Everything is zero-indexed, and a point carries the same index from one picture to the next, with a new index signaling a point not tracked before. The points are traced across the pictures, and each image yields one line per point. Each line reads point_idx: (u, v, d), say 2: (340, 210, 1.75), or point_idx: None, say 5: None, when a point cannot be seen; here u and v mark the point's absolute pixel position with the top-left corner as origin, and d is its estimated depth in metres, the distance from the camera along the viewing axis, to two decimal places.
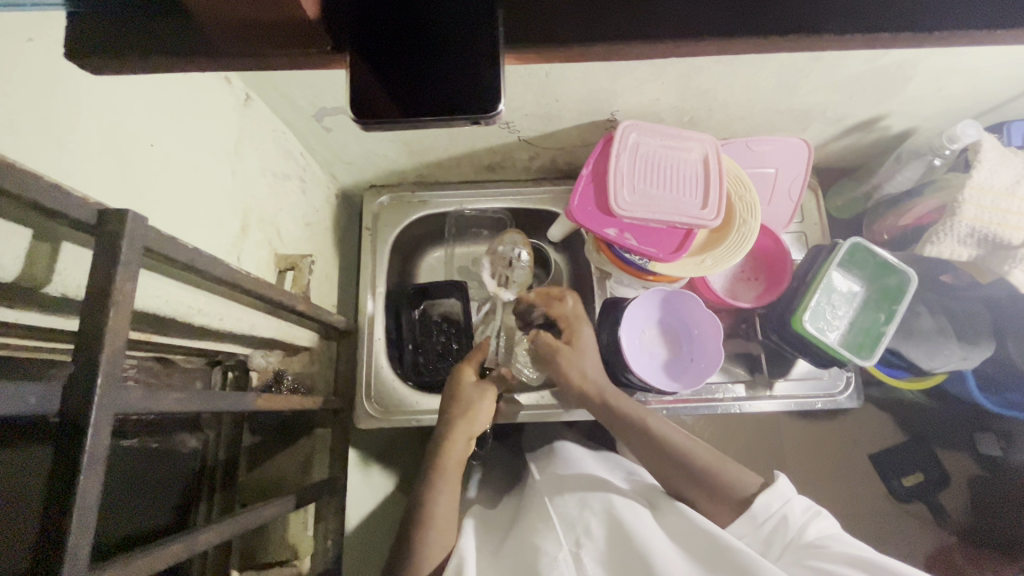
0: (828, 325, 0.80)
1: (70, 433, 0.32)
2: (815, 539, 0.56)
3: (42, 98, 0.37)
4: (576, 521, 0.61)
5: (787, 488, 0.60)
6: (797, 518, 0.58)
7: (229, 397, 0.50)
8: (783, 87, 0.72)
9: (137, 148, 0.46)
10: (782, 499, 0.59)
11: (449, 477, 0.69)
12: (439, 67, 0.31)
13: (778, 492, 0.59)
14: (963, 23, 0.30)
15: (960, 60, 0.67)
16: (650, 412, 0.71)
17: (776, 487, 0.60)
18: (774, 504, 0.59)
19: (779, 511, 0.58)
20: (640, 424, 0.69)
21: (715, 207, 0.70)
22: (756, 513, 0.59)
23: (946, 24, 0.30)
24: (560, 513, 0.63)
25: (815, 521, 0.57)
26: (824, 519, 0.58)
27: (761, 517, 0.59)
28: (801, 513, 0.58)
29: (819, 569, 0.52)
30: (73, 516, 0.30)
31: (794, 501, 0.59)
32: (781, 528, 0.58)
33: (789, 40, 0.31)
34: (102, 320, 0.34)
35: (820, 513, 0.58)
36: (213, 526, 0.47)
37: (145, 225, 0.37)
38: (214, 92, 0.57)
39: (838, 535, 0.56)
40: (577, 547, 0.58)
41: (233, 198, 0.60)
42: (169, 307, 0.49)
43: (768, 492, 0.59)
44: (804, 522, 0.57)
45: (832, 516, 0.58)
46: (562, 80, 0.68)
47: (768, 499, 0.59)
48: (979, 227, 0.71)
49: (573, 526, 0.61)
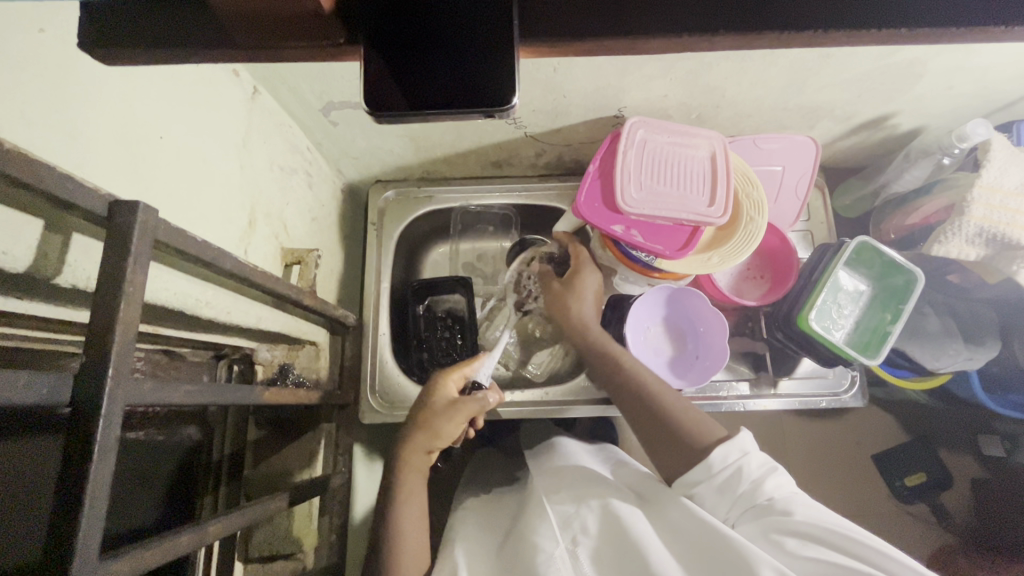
0: (834, 324, 0.80)
1: (81, 423, 0.32)
2: (771, 496, 0.55)
3: (54, 89, 0.37)
4: (573, 518, 0.61)
5: (746, 441, 0.59)
6: (753, 471, 0.57)
7: (236, 390, 0.50)
8: (792, 84, 0.71)
9: (146, 140, 0.46)
10: (741, 452, 0.58)
11: None
12: (454, 60, 0.31)
13: (737, 446, 0.58)
14: (981, 17, 0.30)
15: (971, 58, 0.67)
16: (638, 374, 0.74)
17: (735, 441, 0.59)
18: (732, 457, 0.58)
19: (736, 463, 0.57)
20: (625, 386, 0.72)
21: (722, 204, 0.70)
22: (711, 462, 0.58)
23: (961, 21, 0.30)
24: (557, 511, 0.63)
25: (772, 477, 0.56)
26: (779, 474, 0.57)
27: (717, 467, 0.58)
28: (758, 467, 0.57)
29: (778, 537, 0.51)
30: (85, 507, 0.31)
31: (752, 455, 0.58)
32: (735, 479, 0.57)
33: (804, 36, 0.31)
34: (113, 312, 0.34)
35: (776, 468, 0.57)
36: (220, 518, 0.47)
37: (156, 217, 0.37)
38: (221, 84, 0.57)
39: (792, 492, 0.56)
40: (572, 544, 0.58)
41: (240, 192, 0.60)
42: (177, 300, 0.50)
43: (726, 445, 0.58)
44: (759, 477, 0.57)
45: (786, 473, 0.58)
46: (570, 76, 0.67)
47: (725, 451, 0.58)
48: (987, 226, 0.71)
49: (569, 522, 0.61)
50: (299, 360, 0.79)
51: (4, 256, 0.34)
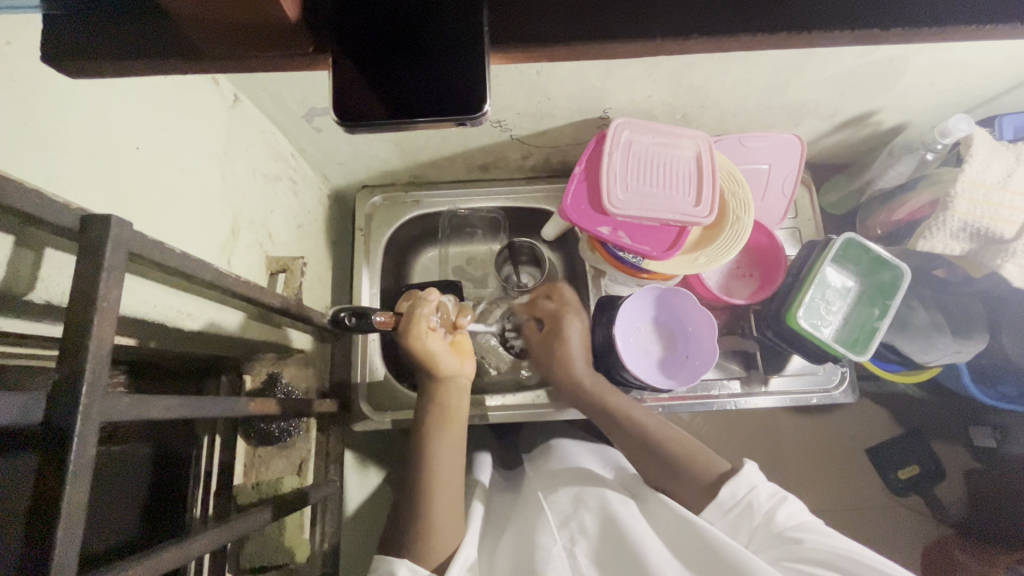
0: (823, 321, 0.81)
1: (53, 444, 0.31)
2: (783, 526, 0.55)
3: (21, 103, 0.37)
4: (571, 517, 0.61)
5: (754, 475, 0.60)
6: (763, 504, 0.58)
7: (220, 402, 0.49)
8: (775, 83, 0.72)
9: (122, 152, 0.45)
10: (748, 486, 0.59)
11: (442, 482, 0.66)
12: (427, 67, 0.30)
13: (744, 480, 0.59)
14: (955, 15, 0.30)
15: (952, 54, 0.67)
16: (634, 403, 0.75)
17: (742, 475, 0.60)
18: (740, 493, 0.59)
19: (745, 498, 0.58)
20: (629, 420, 0.73)
21: (708, 203, 0.70)
22: (722, 500, 0.59)
23: (932, 24, 0.30)
24: (555, 510, 0.63)
25: (782, 506, 0.57)
26: (792, 503, 0.57)
27: (727, 505, 0.59)
28: (767, 498, 0.58)
29: (791, 568, 0.51)
30: (60, 529, 0.30)
31: (760, 487, 0.59)
32: (747, 514, 0.58)
33: (779, 37, 0.31)
34: (86, 327, 0.33)
35: (787, 498, 0.58)
36: (205, 533, 0.47)
37: (131, 231, 0.36)
38: (200, 93, 0.56)
39: (806, 521, 0.56)
40: (571, 543, 0.58)
41: (222, 202, 0.60)
42: (158, 312, 0.49)
43: (734, 481, 0.60)
44: (770, 509, 0.57)
45: (799, 500, 0.58)
46: (553, 78, 0.67)
47: (734, 488, 0.59)
48: (971, 221, 0.71)
49: (568, 522, 0.61)
50: (287, 369, 0.77)
51: None
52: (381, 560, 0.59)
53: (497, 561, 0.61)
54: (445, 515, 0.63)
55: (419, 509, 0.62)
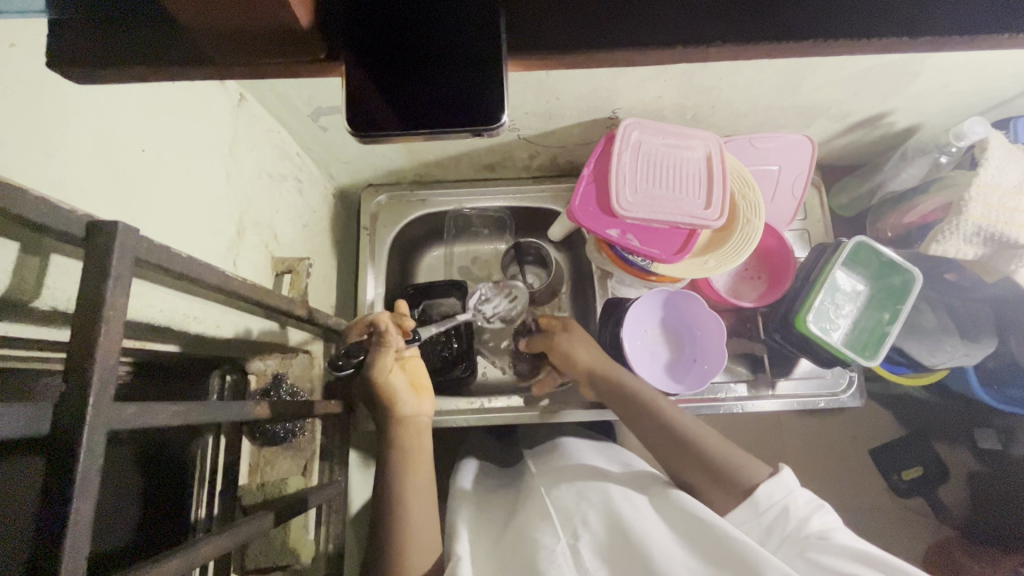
0: (833, 325, 0.80)
1: (58, 456, 0.31)
2: (814, 529, 0.54)
3: (28, 107, 0.36)
4: (574, 512, 0.61)
5: (792, 481, 0.60)
6: (799, 509, 0.57)
7: (226, 406, 0.49)
8: (787, 84, 0.71)
9: (127, 154, 0.44)
10: (786, 489, 0.58)
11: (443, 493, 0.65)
12: (442, 73, 0.30)
13: (782, 484, 0.59)
14: (983, 21, 0.29)
15: (969, 55, 0.66)
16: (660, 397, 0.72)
17: (780, 478, 0.59)
18: (777, 494, 0.58)
19: (782, 501, 0.58)
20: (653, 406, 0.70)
21: (718, 206, 0.69)
22: (758, 500, 0.58)
23: (959, 31, 0.29)
24: (558, 507, 0.62)
25: (818, 513, 0.56)
26: (826, 512, 0.56)
27: (763, 505, 0.58)
28: (804, 504, 0.57)
29: (815, 561, 0.51)
30: (66, 545, 0.30)
31: (797, 493, 0.58)
32: (781, 519, 0.57)
33: (801, 45, 0.30)
34: (93, 337, 0.33)
35: (824, 507, 0.57)
36: (211, 538, 0.47)
37: (137, 236, 0.36)
38: (206, 93, 0.55)
39: (842, 530, 0.55)
40: (575, 539, 0.57)
41: (228, 202, 0.59)
42: (164, 316, 0.48)
43: (772, 482, 0.59)
44: (805, 513, 0.56)
45: (835, 513, 0.57)
46: (562, 78, 0.66)
47: (771, 489, 0.58)
48: (986, 225, 0.70)
49: (570, 517, 0.60)
50: (292, 369, 0.77)
51: None
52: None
53: (501, 561, 0.60)
54: None
55: None
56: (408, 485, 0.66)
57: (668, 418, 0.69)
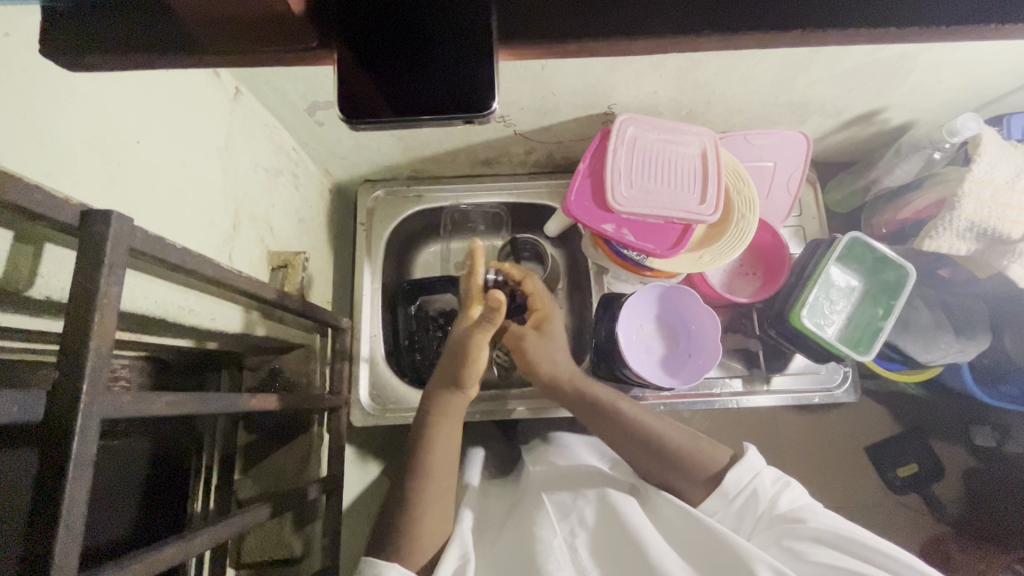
0: (826, 320, 0.80)
1: (52, 444, 0.31)
2: (785, 511, 0.57)
3: (21, 97, 0.36)
4: (570, 508, 0.61)
5: (756, 461, 0.61)
6: (767, 491, 0.59)
7: (221, 399, 0.49)
8: (782, 79, 0.71)
9: (123, 146, 0.45)
10: (752, 473, 0.60)
11: (440, 485, 0.65)
12: (435, 60, 0.30)
13: (748, 467, 0.60)
14: (969, 15, 0.29)
15: (961, 51, 0.66)
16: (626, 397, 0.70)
17: (744, 462, 0.60)
18: (744, 479, 0.60)
19: (750, 485, 0.59)
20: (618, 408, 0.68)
21: (713, 202, 0.70)
22: (728, 489, 0.59)
23: (946, 21, 0.29)
24: (554, 500, 0.63)
25: (786, 492, 0.58)
26: (793, 489, 0.59)
27: (732, 492, 0.59)
28: (771, 484, 0.59)
29: (793, 549, 0.52)
30: (59, 531, 0.30)
31: (763, 474, 0.60)
32: (751, 502, 0.59)
33: (791, 35, 0.30)
34: (86, 326, 0.33)
35: (789, 484, 0.59)
36: (206, 529, 0.47)
37: (131, 226, 0.36)
38: (201, 87, 0.56)
39: (807, 504, 0.57)
40: (572, 536, 0.58)
41: (223, 196, 0.59)
42: (159, 307, 0.48)
43: (738, 469, 0.60)
44: (773, 494, 0.58)
45: (801, 487, 0.59)
46: (558, 73, 0.67)
47: (739, 474, 0.60)
48: (978, 221, 0.70)
49: (568, 513, 0.60)
50: (289, 363, 0.79)
51: None
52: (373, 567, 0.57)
53: (496, 556, 0.60)
54: (437, 507, 0.63)
55: (422, 508, 0.62)
56: (402, 478, 0.66)
57: (630, 417, 0.67)
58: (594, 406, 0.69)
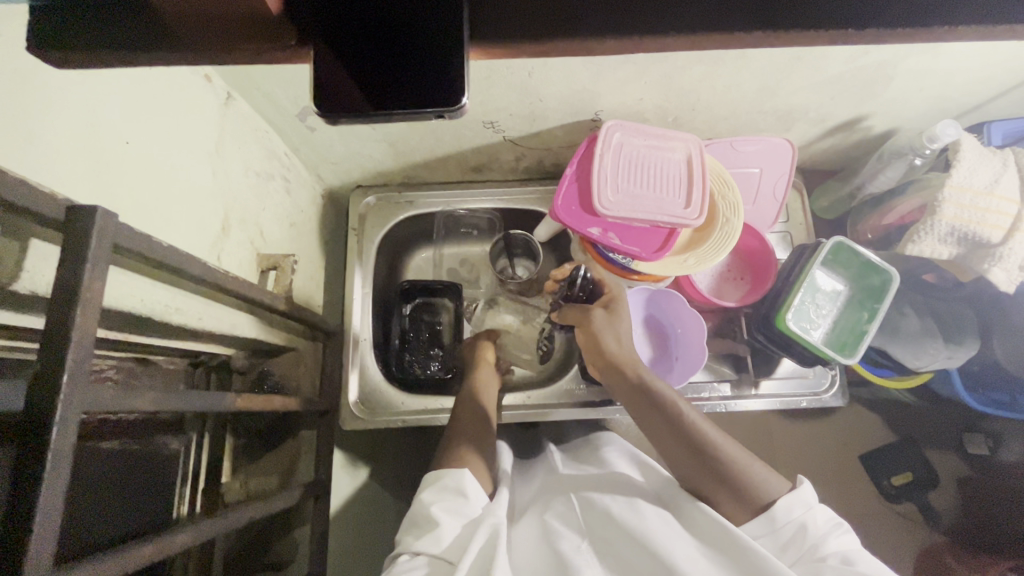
0: (812, 324, 0.81)
1: (30, 435, 0.31)
2: (833, 551, 0.54)
3: (10, 94, 0.37)
4: (598, 506, 0.61)
5: (810, 497, 0.59)
6: (818, 528, 0.57)
7: (206, 397, 0.49)
8: (764, 87, 0.72)
9: (112, 146, 0.45)
10: (805, 507, 0.58)
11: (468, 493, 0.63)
12: (411, 53, 0.31)
13: (801, 500, 0.58)
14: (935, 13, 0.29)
15: (938, 60, 0.68)
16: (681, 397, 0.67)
17: (801, 494, 0.59)
18: (796, 511, 0.57)
19: (801, 518, 0.57)
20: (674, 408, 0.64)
21: (698, 206, 0.71)
22: (777, 516, 0.57)
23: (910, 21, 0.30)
24: (584, 501, 0.62)
25: (836, 535, 0.56)
26: (844, 534, 0.57)
27: (782, 521, 0.57)
28: (823, 524, 0.57)
29: None
30: (34, 520, 0.30)
31: (816, 511, 0.58)
32: (799, 537, 0.56)
33: (758, 35, 0.30)
34: (68, 317, 0.33)
35: (841, 528, 0.57)
36: (188, 528, 0.47)
37: (116, 222, 0.37)
38: (193, 90, 0.57)
39: (857, 552, 0.55)
40: (599, 539, 0.57)
41: (213, 198, 0.60)
42: (144, 306, 0.49)
43: (793, 498, 0.58)
44: (823, 533, 0.56)
45: (851, 534, 0.57)
46: (545, 79, 0.68)
47: (791, 505, 0.57)
48: (958, 225, 0.72)
49: (596, 512, 0.60)
50: (280, 366, 0.79)
51: None
52: (448, 474, 0.63)
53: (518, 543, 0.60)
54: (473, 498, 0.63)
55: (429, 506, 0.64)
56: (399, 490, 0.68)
57: (690, 422, 0.63)
58: (650, 401, 0.65)
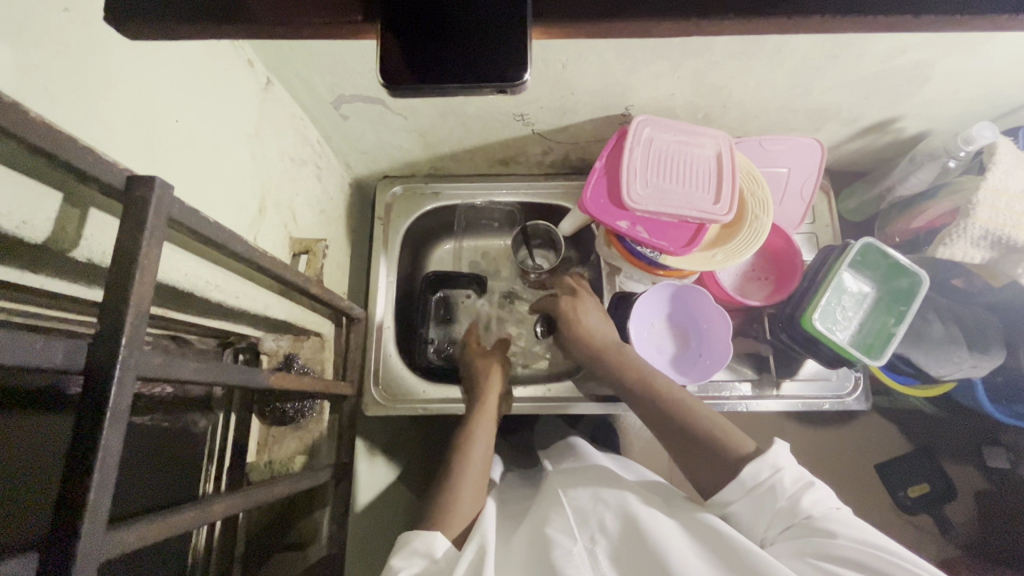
0: (838, 325, 0.80)
1: (91, 393, 0.33)
2: (806, 513, 0.53)
3: (78, 68, 0.38)
4: (590, 514, 0.59)
5: (779, 455, 0.57)
6: (787, 489, 0.55)
7: (242, 373, 0.50)
8: (799, 84, 0.72)
9: (163, 124, 0.47)
10: (772, 469, 0.56)
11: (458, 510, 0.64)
12: (475, 30, 0.31)
13: (768, 462, 0.56)
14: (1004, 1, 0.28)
15: (978, 59, 0.67)
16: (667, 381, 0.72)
17: (766, 457, 0.57)
18: (763, 475, 0.56)
19: (768, 481, 0.56)
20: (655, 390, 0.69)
21: (727, 202, 0.71)
22: (744, 481, 0.57)
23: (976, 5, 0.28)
24: (574, 507, 0.61)
25: (807, 492, 0.54)
26: (816, 489, 0.55)
27: (750, 484, 0.56)
28: (792, 483, 0.55)
29: (807, 557, 0.49)
30: (94, 474, 0.31)
31: (785, 470, 0.56)
32: (770, 500, 0.55)
33: (813, 21, 0.30)
34: (128, 283, 0.34)
35: (812, 484, 0.55)
36: (222, 499, 0.48)
37: (171, 196, 0.38)
38: (236, 73, 0.58)
39: (831, 508, 0.53)
40: (591, 543, 0.56)
41: (251, 179, 0.61)
42: (187, 281, 0.50)
43: (756, 463, 0.57)
44: (793, 493, 0.55)
45: (825, 486, 0.55)
46: (578, 72, 0.68)
47: (757, 469, 0.56)
48: (992, 228, 0.71)
49: (587, 519, 0.59)
50: (303, 350, 0.80)
51: (24, 225, 0.34)
52: (416, 536, 0.59)
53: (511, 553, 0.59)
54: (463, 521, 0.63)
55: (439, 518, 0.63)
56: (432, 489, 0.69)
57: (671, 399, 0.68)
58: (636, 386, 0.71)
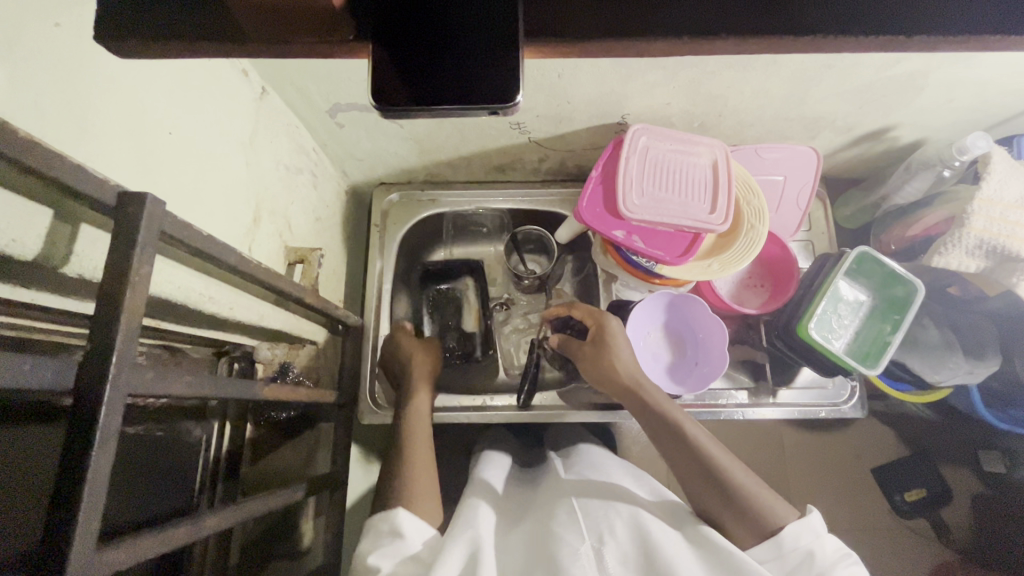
0: (834, 334, 0.81)
1: (80, 418, 0.32)
2: None
3: (69, 83, 0.38)
4: (600, 519, 0.59)
5: (818, 524, 0.57)
6: (826, 556, 0.54)
7: (236, 385, 0.50)
8: (795, 93, 0.72)
9: (156, 136, 0.46)
10: (813, 534, 0.55)
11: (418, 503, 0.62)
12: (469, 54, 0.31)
13: (811, 527, 0.56)
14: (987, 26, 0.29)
15: (973, 70, 0.67)
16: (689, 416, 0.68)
17: (808, 520, 0.56)
18: (803, 538, 0.55)
19: (807, 546, 0.55)
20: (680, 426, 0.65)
21: (723, 211, 0.70)
22: (783, 541, 0.55)
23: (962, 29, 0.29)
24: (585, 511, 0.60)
25: (845, 565, 0.53)
26: (854, 564, 0.54)
27: (788, 546, 0.55)
28: (831, 553, 0.55)
29: None
30: (81, 501, 0.31)
31: (824, 539, 0.55)
32: (805, 565, 0.54)
33: (803, 42, 0.30)
34: (120, 299, 0.34)
35: (850, 557, 0.55)
36: (216, 512, 0.48)
37: (163, 211, 0.37)
38: (231, 82, 0.58)
39: None
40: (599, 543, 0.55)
41: (246, 188, 0.61)
42: (180, 293, 0.50)
43: (800, 525, 0.55)
44: (831, 561, 0.54)
45: (862, 564, 0.54)
46: (574, 81, 0.68)
47: (798, 532, 0.55)
48: (987, 238, 0.71)
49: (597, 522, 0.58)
50: (299, 358, 0.79)
51: (14, 243, 0.34)
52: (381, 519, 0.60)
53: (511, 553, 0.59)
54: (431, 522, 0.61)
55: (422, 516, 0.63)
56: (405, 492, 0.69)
57: (696, 438, 0.64)
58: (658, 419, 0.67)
